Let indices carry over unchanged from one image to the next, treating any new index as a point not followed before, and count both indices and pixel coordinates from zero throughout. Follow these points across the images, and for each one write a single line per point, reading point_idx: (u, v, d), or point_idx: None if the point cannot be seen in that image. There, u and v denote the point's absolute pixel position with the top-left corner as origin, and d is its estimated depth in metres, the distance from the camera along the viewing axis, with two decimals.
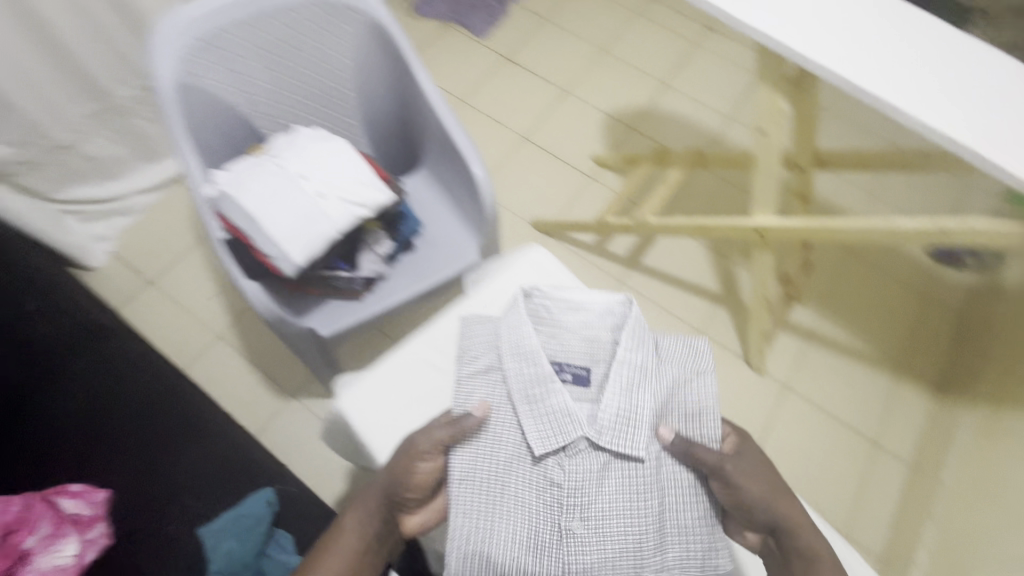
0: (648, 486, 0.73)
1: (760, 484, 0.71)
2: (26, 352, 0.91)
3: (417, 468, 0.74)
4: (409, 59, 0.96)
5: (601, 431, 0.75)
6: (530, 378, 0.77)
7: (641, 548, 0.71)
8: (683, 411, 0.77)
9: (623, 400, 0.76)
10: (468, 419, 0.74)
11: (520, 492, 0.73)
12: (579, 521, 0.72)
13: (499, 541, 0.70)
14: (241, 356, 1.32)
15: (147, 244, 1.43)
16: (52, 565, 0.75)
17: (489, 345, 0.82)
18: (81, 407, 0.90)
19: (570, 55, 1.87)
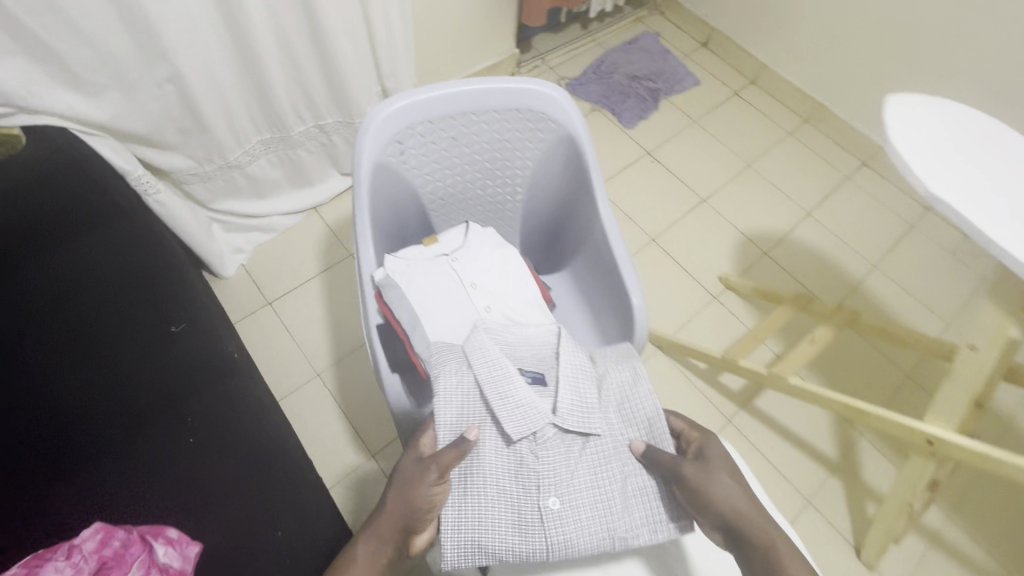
0: (610, 459, 0.76)
1: (734, 497, 0.68)
2: (167, 374, 0.94)
3: (422, 484, 0.69)
4: (593, 176, 0.95)
5: (564, 415, 0.77)
6: (498, 375, 0.78)
7: (611, 515, 0.73)
8: (627, 392, 0.81)
9: (578, 387, 0.80)
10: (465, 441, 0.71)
11: (499, 482, 0.73)
12: (556, 498, 0.73)
13: (488, 528, 0.70)
14: (334, 399, 1.32)
15: (275, 264, 1.48)
16: None
17: (459, 357, 0.79)
18: (198, 445, 0.89)
19: (714, 162, 1.82)
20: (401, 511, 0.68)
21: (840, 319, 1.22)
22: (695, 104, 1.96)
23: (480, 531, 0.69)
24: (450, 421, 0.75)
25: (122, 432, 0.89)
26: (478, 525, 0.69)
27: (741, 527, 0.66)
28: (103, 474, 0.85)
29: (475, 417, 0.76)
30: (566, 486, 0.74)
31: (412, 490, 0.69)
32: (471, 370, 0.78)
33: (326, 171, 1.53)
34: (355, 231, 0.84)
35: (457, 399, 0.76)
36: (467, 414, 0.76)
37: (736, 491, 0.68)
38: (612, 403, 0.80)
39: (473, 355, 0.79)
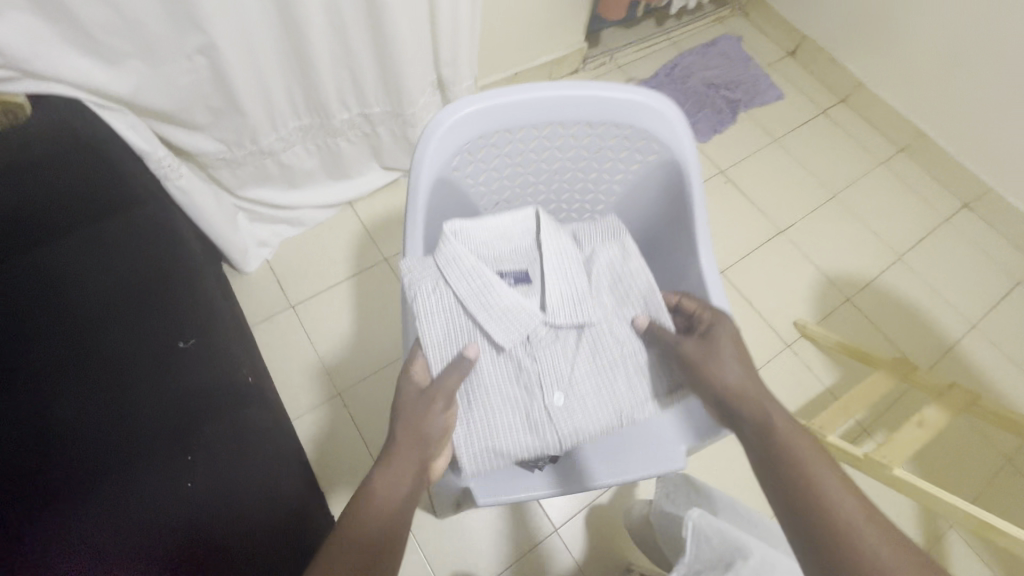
0: (607, 344, 0.72)
1: (737, 370, 0.63)
2: (177, 400, 0.81)
3: (432, 411, 0.60)
4: (698, 222, 0.75)
5: (555, 310, 0.71)
6: (479, 283, 0.69)
7: (616, 395, 0.70)
8: (617, 270, 0.76)
9: (565, 276, 0.73)
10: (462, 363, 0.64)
11: (498, 391, 0.69)
12: (560, 392, 0.69)
13: (500, 433, 0.66)
14: (353, 423, 1.18)
15: (302, 263, 1.34)
16: None
17: (438, 275, 0.69)
18: (215, 493, 0.75)
19: (794, 189, 1.62)
20: (420, 444, 0.58)
21: (956, 400, 1.03)
22: (776, 120, 1.75)
23: (491, 438, 0.66)
24: (438, 347, 0.66)
25: (111, 469, 0.74)
26: (486, 440, 0.66)
27: (737, 395, 0.61)
28: (83, 525, 0.70)
29: (460, 331, 0.68)
30: (569, 379, 0.70)
31: (420, 419, 0.59)
32: (449, 286, 0.68)
33: (366, 164, 1.38)
34: (406, 256, 0.69)
35: (441, 320, 0.67)
36: (455, 337, 0.68)
37: (740, 363, 0.64)
38: (603, 287, 0.75)
39: (448, 269, 0.68)
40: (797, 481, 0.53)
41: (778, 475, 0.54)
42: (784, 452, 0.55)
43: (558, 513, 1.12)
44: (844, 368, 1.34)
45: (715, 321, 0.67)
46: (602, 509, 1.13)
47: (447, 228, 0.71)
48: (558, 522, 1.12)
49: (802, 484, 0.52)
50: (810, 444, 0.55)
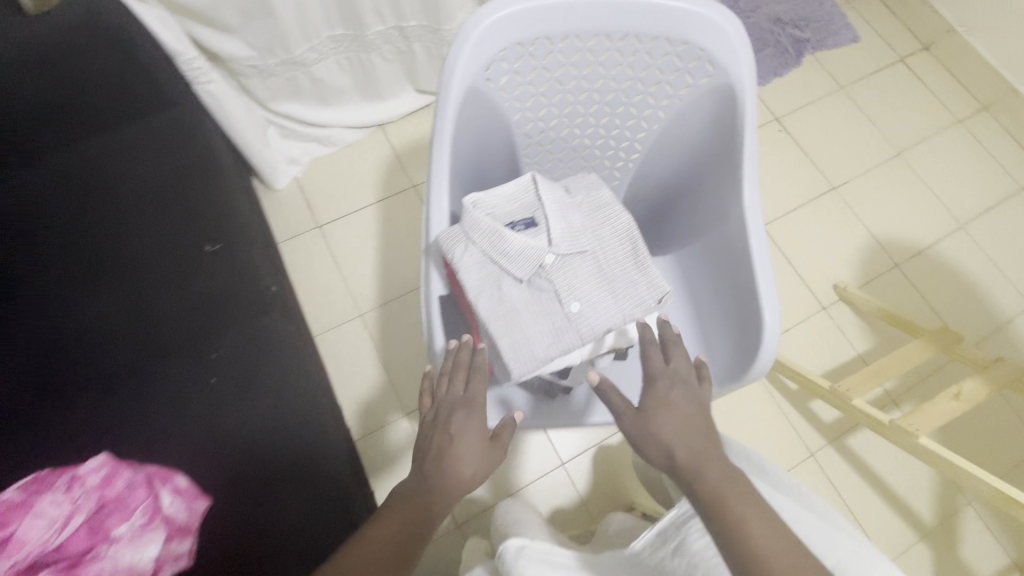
0: (607, 253, 0.62)
1: (688, 424, 0.59)
2: (202, 295, 0.85)
3: (456, 450, 0.57)
4: (745, 150, 0.70)
5: (561, 238, 0.61)
6: (489, 227, 0.60)
7: (628, 290, 0.60)
8: (602, 207, 0.64)
9: (568, 210, 0.63)
10: (493, 294, 0.59)
11: (517, 316, 0.58)
12: (580, 302, 0.59)
13: (534, 343, 0.57)
14: (372, 344, 1.20)
15: (331, 183, 1.33)
16: (129, 564, 0.64)
17: (458, 233, 0.60)
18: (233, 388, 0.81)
19: (856, 144, 1.49)
20: (444, 498, 0.56)
21: (1000, 376, 0.96)
22: (844, 67, 1.59)
23: (525, 346, 0.57)
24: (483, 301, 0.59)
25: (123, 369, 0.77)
26: (516, 348, 0.57)
27: (693, 470, 0.56)
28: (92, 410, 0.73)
29: (475, 271, 0.60)
30: (587, 287, 0.59)
31: (442, 470, 0.57)
32: (462, 234, 0.60)
33: (399, 86, 1.33)
34: (430, 167, 0.66)
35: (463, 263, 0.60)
36: (476, 280, 0.59)
37: (684, 425, 0.59)
38: (593, 218, 0.64)
39: (469, 224, 0.60)
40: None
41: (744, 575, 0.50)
42: (745, 546, 0.50)
43: (566, 449, 1.14)
44: (881, 338, 1.28)
45: (663, 373, 0.63)
46: (609, 450, 1.14)
47: (466, 201, 0.63)
48: (564, 458, 1.13)
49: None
50: (767, 532, 0.51)
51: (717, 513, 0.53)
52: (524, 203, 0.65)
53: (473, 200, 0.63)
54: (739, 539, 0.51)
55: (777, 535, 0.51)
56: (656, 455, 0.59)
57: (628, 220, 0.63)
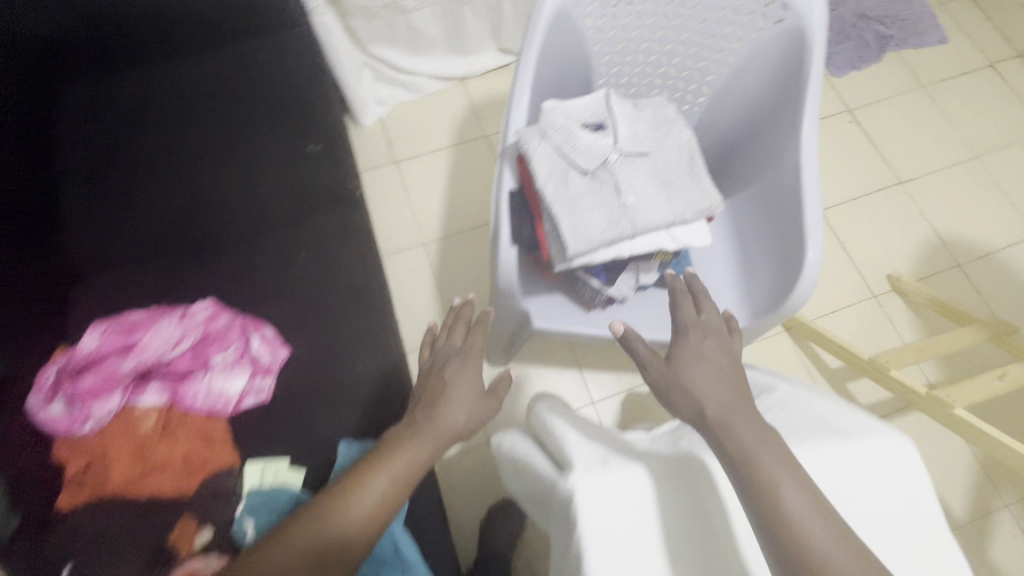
0: (666, 160, 0.68)
1: (717, 370, 0.63)
2: (302, 185, 0.95)
3: (447, 398, 0.68)
4: (811, 87, 0.74)
5: (626, 141, 0.68)
6: (562, 127, 0.69)
7: (680, 194, 0.67)
8: (666, 124, 0.71)
9: (635, 121, 0.70)
10: (559, 183, 0.66)
11: (579, 201, 0.65)
12: (636, 195, 0.65)
13: (591, 225, 0.64)
14: (430, 271, 1.30)
15: (411, 125, 1.44)
16: (222, 387, 0.81)
17: (536, 130, 0.69)
18: (316, 265, 0.90)
19: (928, 142, 1.47)
20: (434, 441, 0.65)
21: None
22: (927, 67, 1.56)
23: (582, 227, 0.64)
24: (550, 187, 0.66)
25: (233, 238, 0.91)
26: (575, 227, 0.64)
27: (723, 424, 0.58)
28: (210, 264, 0.88)
29: (546, 160, 0.67)
30: (644, 184, 0.66)
31: (433, 417, 0.66)
32: (539, 131, 0.69)
33: (483, 43, 1.44)
34: (516, 75, 0.74)
35: (537, 153, 0.68)
36: (546, 168, 0.67)
37: (715, 382, 0.62)
38: (656, 132, 0.70)
39: (547, 123, 0.69)
40: (784, 534, 0.49)
41: (767, 525, 0.51)
42: (770, 499, 0.51)
43: (598, 390, 1.20)
44: (930, 332, 1.26)
45: (694, 324, 0.70)
46: (640, 397, 1.19)
47: (546, 105, 0.71)
48: (596, 398, 1.19)
49: (791, 538, 0.49)
50: (794, 489, 0.52)
51: (746, 468, 0.54)
52: (595, 113, 0.72)
53: (550, 106, 0.72)
54: (766, 493, 0.52)
55: (805, 494, 0.52)
56: (683, 409, 0.63)
57: (688, 136, 0.70)
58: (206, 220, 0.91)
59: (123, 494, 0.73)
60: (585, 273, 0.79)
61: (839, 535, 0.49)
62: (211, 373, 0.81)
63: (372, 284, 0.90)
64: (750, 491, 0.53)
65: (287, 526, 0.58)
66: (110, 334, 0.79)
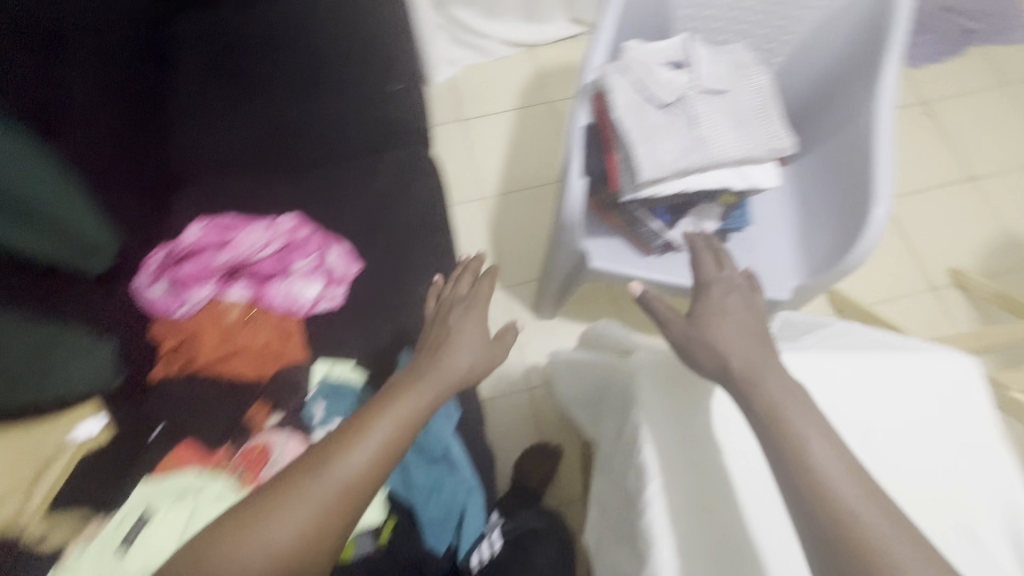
0: (743, 100, 0.70)
1: (739, 323, 0.60)
2: (381, 122, 1.00)
3: (454, 343, 0.67)
4: (891, 43, 0.74)
5: (705, 79, 0.71)
6: (643, 63, 0.72)
7: (753, 133, 0.69)
8: (745, 67, 0.73)
9: (715, 61, 0.73)
10: (636, 114, 0.70)
11: (653, 132, 0.69)
12: (709, 129, 0.68)
13: (663, 155, 0.68)
14: (487, 224, 1.35)
15: (479, 86, 1.49)
16: (300, 291, 0.88)
17: (617, 65, 0.73)
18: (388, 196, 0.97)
19: (1007, 140, 1.42)
20: (437, 389, 0.62)
21: None
22: (1016, 63, 1.50)
23: (654, 156, 0.68)
24: (626, 117, 0.70)
25: (319, 164, 0.99)
26: (647, 155, 0.68)
27: (751, 379, 0.53)
28: (296, 184, 0.96)
29: (625, 93, 0.71)
30: (719, 120, 0.69)
31: (440, 359, 0.65)
32: (620, 66, 0.73)
33: (557, 11, 1.47)
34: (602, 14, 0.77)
35: (616, 85, 0.71)
36: (624, 100, 0.70)
37: (741, 336, 0.57)
38: (735, 73, 0.72)
39: (628, 59, 0.73)
40: (802, 478, 0.46)
41: (790, 470, 0.47)
42: (789, 448, 0.47)
43: None
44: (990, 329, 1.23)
45: (716, 279, 0.66)
46: None
47: (627, 44, 0.75)
48: None
49: (814, 486, 0.45)
50: (820, 440, 0.48)
51: (769, 415, 0.50)
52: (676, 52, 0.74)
53: (632, 44, 0.75)
54: (787, 441, 0.48)
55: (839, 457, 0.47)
56: (707, 363, 0.57)
57: (766, 80, 0.72)
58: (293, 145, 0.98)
59: (211, 373, 0.81)
60: (648, 215, 0.83)
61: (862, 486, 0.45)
62: (291, 277, 0.88)
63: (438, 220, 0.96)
64: (769, 439, 0.49)
65: (259, 509, 0.50)
66: (211, 229, 0.87)
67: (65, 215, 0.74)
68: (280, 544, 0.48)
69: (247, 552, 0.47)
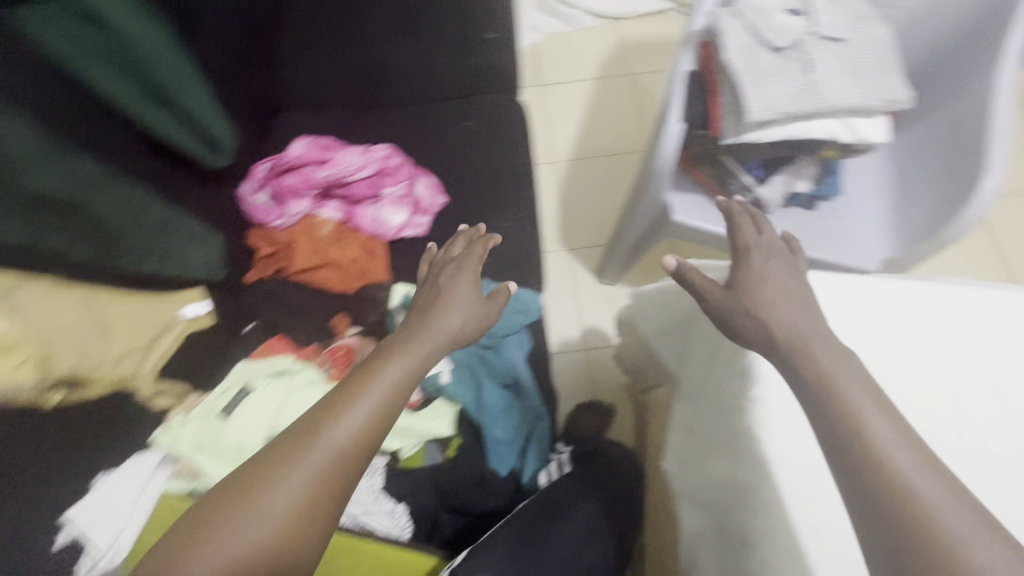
0: (862, 49, 0.69)
1: (787, 294, 0.50)
2: (474, 67, 1.02)
3: (446, 301, 0.61)
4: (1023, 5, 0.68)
5: (823, 26, 0.70)
6: (759, 8, 0.72)
7: (869, 82, 0.68)
8: (864, 20, 0.71)
9: (835, 11, 0.71)
10: (748, 56, 0.69)
11: (766, 73, 0.69)
12: (824, 74, 0.68)
13: (775, 96, 0.68)
14: (556, 188, 1.36)
15: (561, 55, 1.51)
16: (388, 215, 0.92)
17: (731, 10, 0.73)
18: (475, 139, 0.99)
19: None
20: (430, 346, 0.55)
21: None
22: None
23: (765, 97, 0.68)
24: (738, 59, 0.70)
25: (413, 103, 1.03)
26: (759, 95, 0.68)
27: (802, 348, 0.45)
28: (391, 120, 1.00)
29: (738, 36, 0.71)
30: (835, 66, 0.68)
31: (428, 318, 0.58)
32: (735, 11, 0.73)
33: None
34: None
35: (729, 28, 0.71)
36: (737, 42, 0.70)
37: (795, 305, 0.49)
38: (855, 24, 0.71)
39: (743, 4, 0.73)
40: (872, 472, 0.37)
41: (852, 468, 0.38)
42: (846, 438, 0.39)
43: None
44: None
45: (755, 244, 0.56)
46: None
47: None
48: None
49: (879, 485, 0.36)
50: (881, 416, 0.39)
51: (826, 397, 0.41)
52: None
53: None
54: (843, 426, 0.40)
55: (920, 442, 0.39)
56: (753, 338, 0.49)
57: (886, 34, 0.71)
58: (390, 81, 1.02)
59: (302, 280, 0.86)
60: (739, 168, 0.83)
61: (943, 482, 0.36)
62: (381, 201, 0.92)
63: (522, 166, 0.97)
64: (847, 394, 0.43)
65: (219, 514, 0.39)
66: (314, 146, 0.92)
67: (184, 99, 0.74)
68: (264, 532, 0.39)
69: (212, 555, 0.38)
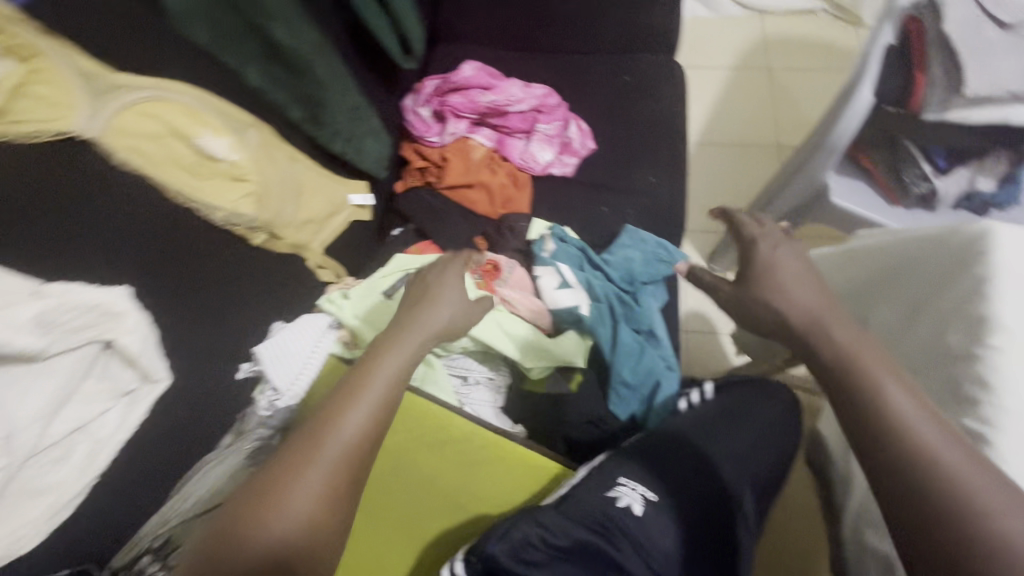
0: None
1: (799, 279, 0.52)
2: (639, 23, 1.00)
3: (437, 296, 0.60)
4: None
5: None
6: None
7: None
8: None
9: None
10: (971, 30, 0.67)
11: (991, 49, 0.66)
12: None
13: (997, 72, 0.66)
14: None
15: (699, 39, 1.49)
16: (539, 150, 0.92)
17: None
18: (630, 93, 0.98)
19: None
20: (423, 338, 0.54)
21: None
22: None
23: (987, 72, 0.66)
24: (961, 32, 0.67)
25: (572, 50, 1.03)
26: (981, 68, 0.66)
27: (814, 329, 0.48)
28: (550, 64, 1.01)
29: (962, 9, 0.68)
30: None
31: (414, 314, 0.57)
32: None
33: None
34: None
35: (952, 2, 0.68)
36: (961, 15, 0.68)
37: (806, 288, 0.51)
38: None
39: None
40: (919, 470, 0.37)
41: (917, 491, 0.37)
42: (869, 431, 0.41)
43: None
44: None
45: (759, 234, 0.58)
46: None
47: None
48: None
49: (906, 469, 0.38)
50: (906, 396, 0.41)
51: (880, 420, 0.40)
52: None
53: None
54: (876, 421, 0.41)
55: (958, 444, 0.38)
56: (768, 325, 0.53)
57: None
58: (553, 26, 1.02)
59: (450, 193, 0.88)
60: (922, 153, 0.80)
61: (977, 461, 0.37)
62: (533, 135, 0.93)
63: (674, 125, 0.96)
64: None
65: (228, 533, 0.37)
66: (482, 73, 0.94)
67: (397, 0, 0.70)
68: (291, 530, 0.37)
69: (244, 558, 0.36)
